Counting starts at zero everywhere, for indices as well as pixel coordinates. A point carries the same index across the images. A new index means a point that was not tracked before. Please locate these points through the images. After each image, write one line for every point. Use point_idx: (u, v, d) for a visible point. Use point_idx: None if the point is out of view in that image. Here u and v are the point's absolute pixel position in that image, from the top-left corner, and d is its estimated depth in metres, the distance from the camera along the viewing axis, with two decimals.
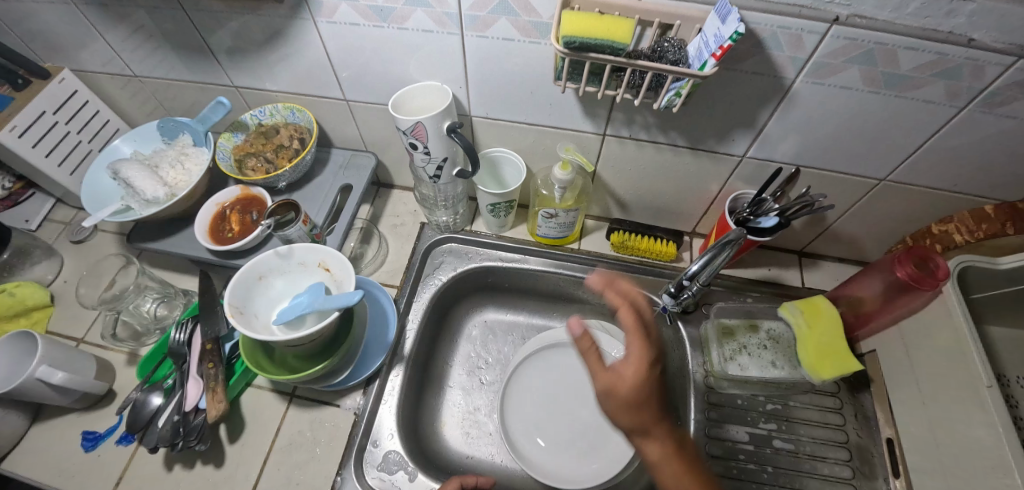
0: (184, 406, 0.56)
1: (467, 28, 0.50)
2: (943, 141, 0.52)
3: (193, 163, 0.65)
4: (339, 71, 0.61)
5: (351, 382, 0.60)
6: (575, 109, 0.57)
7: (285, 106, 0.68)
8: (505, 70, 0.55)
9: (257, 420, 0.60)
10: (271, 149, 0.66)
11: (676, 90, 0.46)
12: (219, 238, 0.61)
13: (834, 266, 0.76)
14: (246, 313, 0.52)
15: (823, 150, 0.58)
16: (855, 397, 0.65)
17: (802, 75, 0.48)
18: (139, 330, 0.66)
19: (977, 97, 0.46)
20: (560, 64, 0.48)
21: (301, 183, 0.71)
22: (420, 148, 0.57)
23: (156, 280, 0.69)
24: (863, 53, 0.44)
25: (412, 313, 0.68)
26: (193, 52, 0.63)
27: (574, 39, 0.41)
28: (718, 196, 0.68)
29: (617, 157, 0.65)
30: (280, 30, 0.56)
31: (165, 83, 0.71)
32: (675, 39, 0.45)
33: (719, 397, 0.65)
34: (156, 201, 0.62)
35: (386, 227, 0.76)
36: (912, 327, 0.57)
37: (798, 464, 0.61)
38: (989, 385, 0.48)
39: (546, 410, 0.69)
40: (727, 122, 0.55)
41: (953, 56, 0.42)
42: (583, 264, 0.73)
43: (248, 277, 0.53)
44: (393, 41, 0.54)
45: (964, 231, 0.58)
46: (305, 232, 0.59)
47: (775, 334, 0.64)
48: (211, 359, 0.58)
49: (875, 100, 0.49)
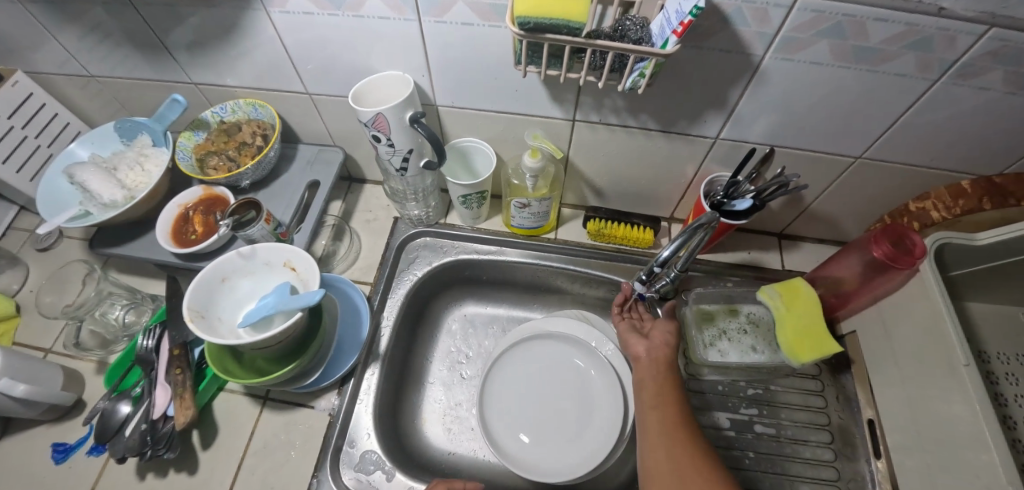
0: (152, 414, 0.54)
1: (424, 13, 0.48)
2: (917, 116, 0.51)
3: (153, 164, 0.63)
4: (299, 64, 0.59)
5: (326, 382, 0.59)
6: (542, 94, 0.55)
7: (246, 102, 0.65)
8: (467, 56, 0.53)
9: (229, 425, 0.59)
10: (233, 146, 0.65)
11: (640, 70, 0.44)
12: (182, 240, 0.60)
13: (814, 248, 0.75)
14: (210, 316, 0.51)
15: (796, 129, 0.56)
16: (837, 378, 0.64)
17: (770, 51, 0.46)
18: (107, 338, 0.64)
19: (949, 69, 0.44)
20: (519, 47, 0.46)
21: (266, 181, 0.69)
22: (383, 140, 0.55)
23: (121, 287, 0.66)
24: (832, 26, 0.42)
25: (387, 309, 0.67)
26: (145, 49, 0.60)
27: (528, 19, 0.39)
28: (694, 179, 0.67)
29: (589, 143, 0.63)
30: (231, 23, 0.54)
31: (123, 82, 0.68)
32: (638, 18, 0.43)
33: (699, 384, 0.65)
34: (115, 205, 0.60)
35: (358, 223, 0.74)
36: (891, 306, 0.57)
37: (780, 449, 0.61)
38: (966, 363, 0.47)
39: (529, 400, 0.68)
40: (699, 103, 0.54)
41: (923, 26, 0.41)
42: (560, 254, 0.72)
43: (209, 280, 0.52)
44: (350, 30, 0.52)
45: (942, 207, 0.57)
46: (269, 232, 0.57)
47: (755, 318, 0.64)
48: (179, 365, 0.56)
49: (846, 75, 0.48)
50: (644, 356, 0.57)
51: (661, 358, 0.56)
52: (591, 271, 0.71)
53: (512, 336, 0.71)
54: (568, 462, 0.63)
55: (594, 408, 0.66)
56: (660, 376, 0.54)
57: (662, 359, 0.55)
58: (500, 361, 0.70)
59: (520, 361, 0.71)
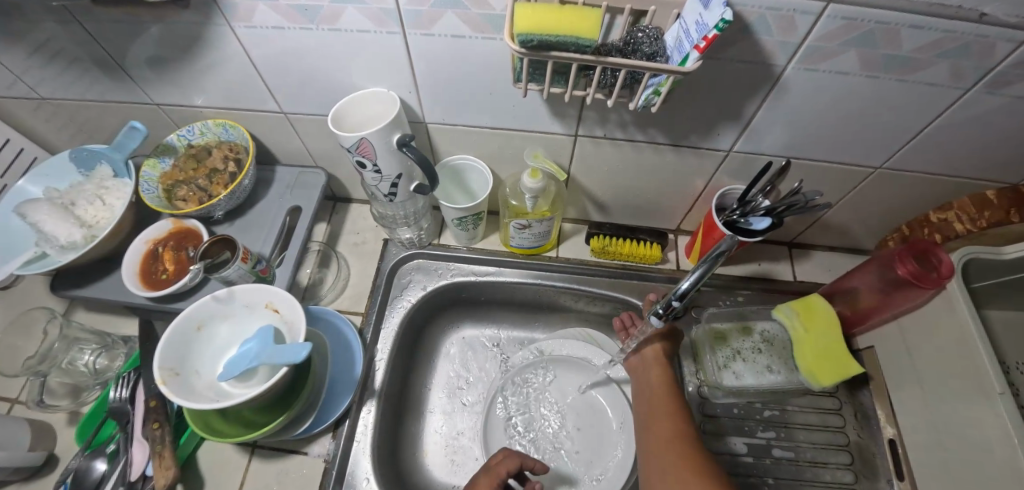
0: (129, 475, 0.50)
1: (409, 26, 0.43)
2: (944, 124, 0.47)
3: (115, 197, 0.57)
4: (272, 82, 0.53)
5: (320, 427, 0.55)
6: (542, 110, 0.51)
7: (215, 123, 0.59)
8: (458, 71, 0.48)
9: (216, 477, 0.55)
10: (204, 174, 0.59)
11: (655, 87, 0.39)
12: (150, 281, 0.54)
13: (825, 256, 0.72)
14: (184, 372, 0.46)
15: (813, 141, 0.53)
16: (853, 395, 0.62)
17: (793, 61, 0.42)
18: (78, 386, 0.59)
19: (984, 77, 0.41)
20: (518, 63, 0.41)
21: (243, 209, 0.63)
22: (369, 166, 0.50)
23: (89, 331, 0.62)
24: (862, 34, 0.38)
25: (381, 342, 0.62)
26: (98, 68, 0.54)
27: (532, 37, 0.34)
28: (703, 192, 0.63)
29: (593, 158, 0.59)
30: (192, 39, 0.48)
31: (80, 103, 0.62)
32: (651, 28, 0.39)
33: (713, 408, 0.61)
34: (74, 246, 0.54)
35: (345, 247, 0.70)
36: (913, 324, 0.54)
37: (800, 473, 0.58)
38: (1002, 392, 0.44)
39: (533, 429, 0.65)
40: (713, 115, 0.50)
41: (961, 34, 0.37)
42: (562, 272, 0.68)
43: (184, 330, 0.47)
44: (328, 44, 0.46)
45: (966, 219, 0.55)
46: (247, 271, 0.53)
47: (769, 336, 0.60)
48: (156, 419, 0.52)
49: (872, 85, 0.44)
50: (653, 364, 0.58)
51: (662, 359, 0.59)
52: (596, 290, 0.68)
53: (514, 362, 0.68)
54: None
55: (604, 438, 0.63)
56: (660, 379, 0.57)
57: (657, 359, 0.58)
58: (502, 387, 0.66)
59: (523, 387, 0.67)
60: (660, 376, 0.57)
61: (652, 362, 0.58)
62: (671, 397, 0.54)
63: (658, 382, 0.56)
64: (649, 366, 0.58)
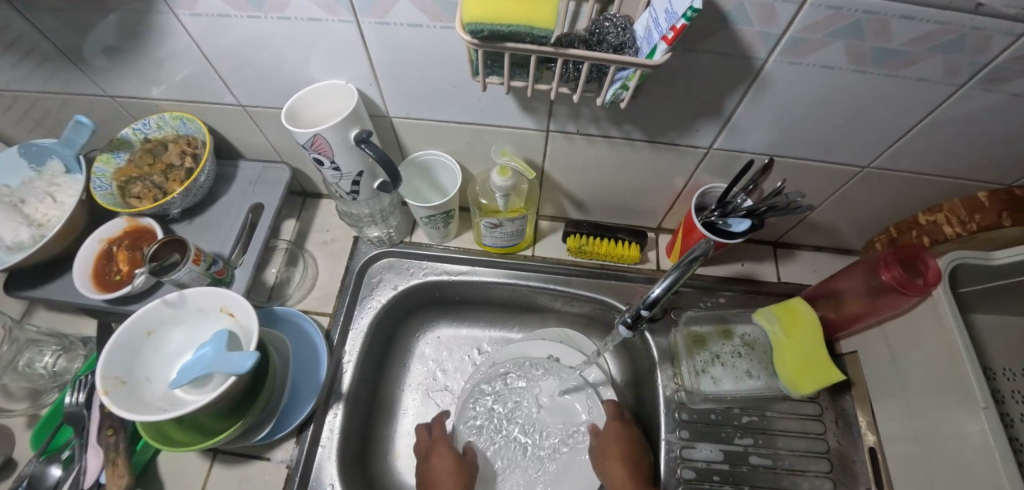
0: (83, 483, 0.49)
1: (362, 15, 0.39)
2: (936, 122, 0.45)
3: (67, 194, 0.55)
4: (226, 74, 0.50)
5: (281, 433, 0.53)
6: (509, 105, 0.48)
7: (172, 115, 0.56)
8: (419, 63, 0.45)
9: (176, 483, 0.54)
10: (159, 170, 0.56)
11: (622, 81, 0.36)
12: (105, 282, 0.52)
13: (810, 256, 0.70)
14: (134, 380, 0.44)
15: (798, 138, 0.50)
16: (835, 400, 0.60)
17: (774, 54, 0.39)
18: (37, 389, 0.57)
19: (978, 73, 0.38)
20: (474, 55, 0.37)
21: (203, 206, 0.61)
22: (327, 163, 0.48)
23: (46, 333, 0.60)
24: (849, 25, 0.35)
25: (349, 344, 0.61)
26: (38, 57, 0.50)
27: (481, 27, 0.31)
28: (684, 191, 0.61)
29: (566, 154, 0.56)
30: (136, 28, 0.44)
31: (30, 95, 0.57)
32: (619, 17, 0.36)
33: (691, 413, 0.59)
34: (21, 246, 0.52)
35: (314, 245, 0.67)
36: (898, 330, 0.52)
37: (778, 481, 0.57)
38: (986, 406, 0.43)
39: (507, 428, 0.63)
40: (691, 111, 0.47)
41: (955, 26, 0.33)
42: (539, 272, 0.66)
43: (131, 336, 0.45)
44: (278, 33, 0.43)
45: (955, 222, 0.53)
46: (200, 273, 0.51)
47: (750, 339, 0.59)
48: (111, 425, 0.50)
49: (859, 80, 0.41)
50: (613, 467, 0.55)
51: (617, 450, 0.56)
52: (574, 290, 0.65)
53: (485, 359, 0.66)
54: None
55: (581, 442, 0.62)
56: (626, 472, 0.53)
57: (616, 457, 0.55)
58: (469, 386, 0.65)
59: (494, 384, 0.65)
60: (621, 475, 0.53)
61: (612, 456, 0.55)
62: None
63: (621, 481, 0.53)
64: (612, 475, 0.54)
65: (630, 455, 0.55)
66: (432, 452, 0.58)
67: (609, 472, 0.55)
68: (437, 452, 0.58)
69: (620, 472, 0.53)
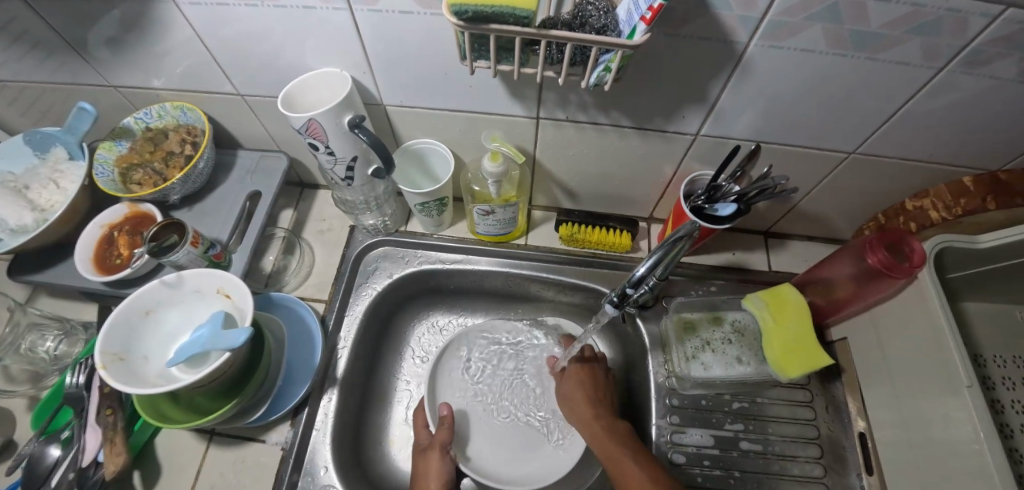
0: (81, 461, 0.49)
1: (354, 1, 0.41)
2: (918, 107, 0.46)
3: (69, 181, 0.56)
4: (225, 64, 0.51)
5: (276, 415, 0.54)
6: (499, 92, 0.49)
7: (173, 105, 0.58)
8: (411, 50, 0.46)
9: (173, 464, 0.55)
10: (160, 157, 0.58)
11: (605, 64, 0.37)
12: (106, 265, 0.54)
13: (800, 246, 0.71)
14: (131, 357, 0.46)
15: (783, 125, 0.51)
16: (826, 387, 0.61)
17: (755, 38, 0.40)
18: (38, 372, 0.58)
19: (957, 56, 0.39)
20: (462, 39, 0.38)
21: (202, 195, 0.62)
22: (321, 148, 0.49)
23: (48, 316, 0.61)
24: (826, 8, 0.36)
25: (344, 330, 0.62)
26: (41, 48, 0.51)
27: (465, 8, 0.32)
28: (673, 179, 0.62)
29: (557, 142, 0.57)
30: (138, 18, 0.46)
31: (31, 85, 0.58)
32: (602, 1, 0.37)
33: (681, 399, 0.60)
34: (25, 229, 0.54)
35: (311, 234, 0.68)
36: (885, 315, 0.52)
37: (767, 466, 0.57)
38: (970, 385, 0.43)
39: (499, 403, 0.64)
40: (677, 97, 0.48)
41: (931, 7, 0.34)
42: (532, 261, 0.67)
43: (129, 315, 0.46)
44: (274, 21, 0.44)
45: (941, 207, 0.54)
46: (198, 255, 0.52)
47: (740, 326, 0.59)
48: (109, 405, 0.51)
49: (840, 64, 0.42)
50: (580, 410, 0.57)
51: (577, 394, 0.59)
52: (565, 279, 0.66)
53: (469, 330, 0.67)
54: (558, 462, 0.59)
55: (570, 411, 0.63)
56: (591, 412, 0.56)
57: (580, 399, 0.58)
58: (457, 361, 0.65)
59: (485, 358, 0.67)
60: (585, 415, 0.56)
61: (574, 401, 0.58)
62: (600, 428, 0.53)
63: (586, 423, 0.55)
64: (575, 415, 0.57)
65: (592, 396, 0.58)
66: (421, 456, 0.55)
67: (575, 413, 0.57)
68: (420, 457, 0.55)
69: (583, 413, 0.56)
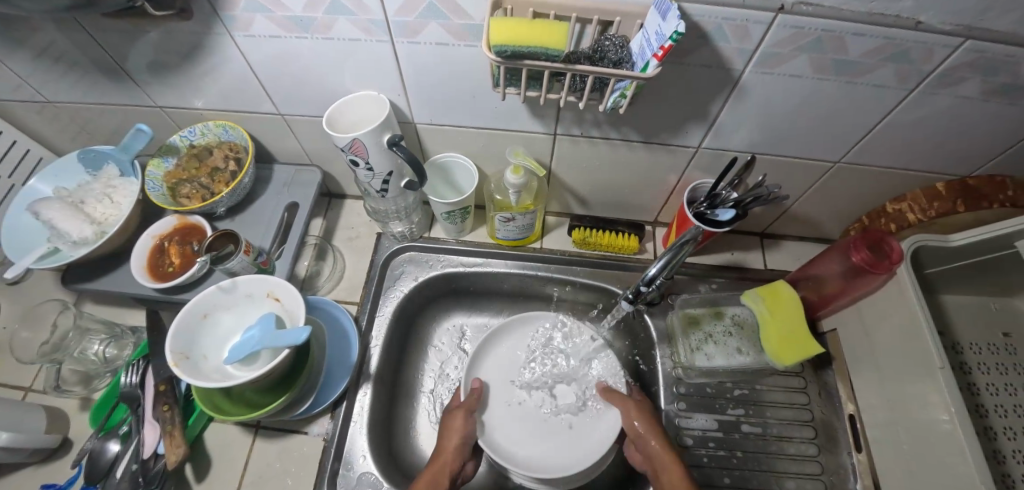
0: (142, 453, 0.54)
1: (396, 35, 0.46)
2: (894, 121, 0.52)
3: (122, 195, 0.61)
4: (270, 88, 0.56)
5: (319, 408, 0.59)
6: (521, 112, 0.54)
7: (216, 124, 0.63)
8: (443, 75, 0.51)
9: (222, 456, 0.59)
10: (205, 173, 0.63)
11: (621, 91, 0.43)
12: (159, 273, 0.58)
13: (794, 245, 0.77)
14: (194, 356, 0.50)
15: (776, 138, 0.57)
16: (818, 374, 0.67)
17: (750, 65, 0.45)
18: (89, 374, 0.62)
19: (926, 79, 0.45)
20: (496, 70, 0.44)
21: (242, 207, 0.67)
22: (361, 164, 0.54)
23: (98, 321, 0.65)
24: (811, 41, 0.42)
25: (375, 330, 0.66)
26: (100, 75, 0.56)
27: (505, 48, 0.38)
28: (677, 186, 0.68)
29: (572, 155, 0.63)
30: (195, 49, 0.51)
31: (82, 106, 0.63)
32: (617, 37, 0.42)
33: (688, 387, 0.66)
34: (85, 241, 0.58)
35: (341, 241, 0.74)
36: (870, 307, 0.58)
37: (767, 447, 0.63)
38: (942, 367, 0.49)
39: (510, 397, 0.66)
40: (681, 115, 0.53)
41: (901, 40, 0.40)
42: (546, 263, 0.72)
43: (190, 319, 0.51)
44: (321, 51, 0.49)
45: (918, 209, 0.61)
46: (249, 263, 0.58)
47: (739, 319, 0.65)
48: (166, 401, 0.56)
49: (825, 86, 0.48)
50: (638, 418, 0.57)
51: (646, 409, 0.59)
52: (576, 279, 0.72)
53: (507, 330, 0.69)
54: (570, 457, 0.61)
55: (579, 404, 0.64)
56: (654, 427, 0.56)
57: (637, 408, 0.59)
58: (495, 358, 0.68)
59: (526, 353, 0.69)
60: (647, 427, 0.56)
61: (638, 411, 0.58)
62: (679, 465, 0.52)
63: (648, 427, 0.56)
64: (634, 418, 0.57)
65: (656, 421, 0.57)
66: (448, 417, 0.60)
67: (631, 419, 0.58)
68: (447, 414, 0.60)
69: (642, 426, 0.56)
